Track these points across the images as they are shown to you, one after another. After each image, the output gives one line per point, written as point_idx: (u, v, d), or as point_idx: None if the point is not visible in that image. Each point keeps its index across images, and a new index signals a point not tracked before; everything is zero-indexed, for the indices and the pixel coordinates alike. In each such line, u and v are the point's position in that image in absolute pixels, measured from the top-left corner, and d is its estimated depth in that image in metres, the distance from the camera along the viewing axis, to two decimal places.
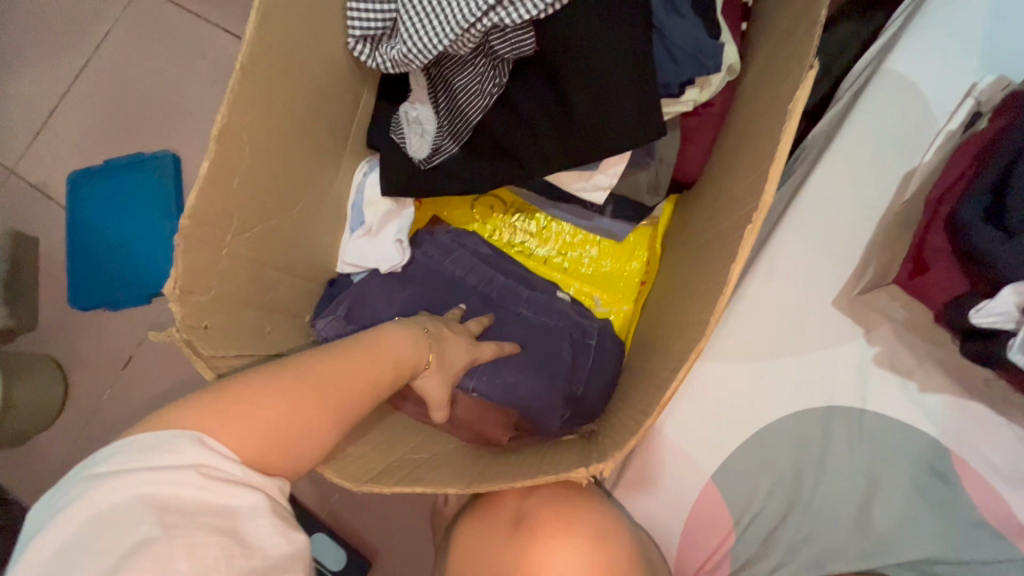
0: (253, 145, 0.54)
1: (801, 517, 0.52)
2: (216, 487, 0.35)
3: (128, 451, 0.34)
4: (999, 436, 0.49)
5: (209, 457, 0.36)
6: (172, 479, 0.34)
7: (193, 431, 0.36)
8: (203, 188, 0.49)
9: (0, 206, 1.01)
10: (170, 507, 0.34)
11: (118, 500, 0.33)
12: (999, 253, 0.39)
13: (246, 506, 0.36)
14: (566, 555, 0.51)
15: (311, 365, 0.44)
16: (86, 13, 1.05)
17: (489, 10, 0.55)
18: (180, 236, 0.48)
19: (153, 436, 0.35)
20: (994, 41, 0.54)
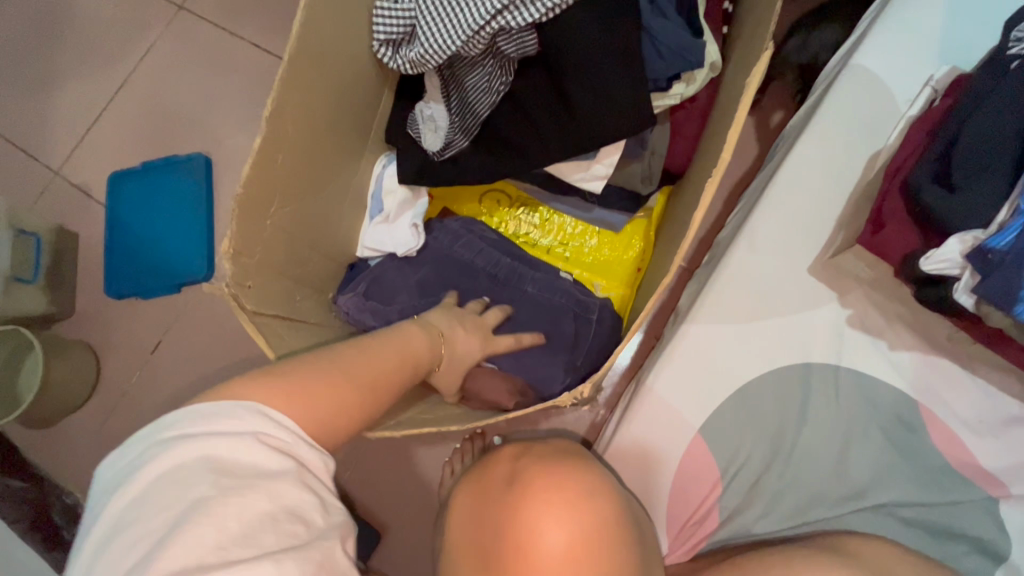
0: (295, 130, 0.61)
1: (784, 466, 0.56)
2: (267, 454, 0.39)
3: (196, 419, 0.39)
4: (964, 390, 0.54)
5: (264, 425, 0.40)
6: (232, 443, 0.38)
7: (246, 401, 0.40)
8: (255, 163, 0.55)
9: (45, 204, 1.10)
10: (228, 470, 0.37)
11: (184, 460, 0.37)
12: (945, 207, 0.44)
13: (294, 475, 0.39)
14: (553, 512, 0.51)
15: (336, 362, 0.48)
16: (131, 32, 1.15)
17: (497, 14, 0.63)
18: (234, 204, 0.54)
19: (216, 406, 0.40)
20: (948, 37, 0.61)
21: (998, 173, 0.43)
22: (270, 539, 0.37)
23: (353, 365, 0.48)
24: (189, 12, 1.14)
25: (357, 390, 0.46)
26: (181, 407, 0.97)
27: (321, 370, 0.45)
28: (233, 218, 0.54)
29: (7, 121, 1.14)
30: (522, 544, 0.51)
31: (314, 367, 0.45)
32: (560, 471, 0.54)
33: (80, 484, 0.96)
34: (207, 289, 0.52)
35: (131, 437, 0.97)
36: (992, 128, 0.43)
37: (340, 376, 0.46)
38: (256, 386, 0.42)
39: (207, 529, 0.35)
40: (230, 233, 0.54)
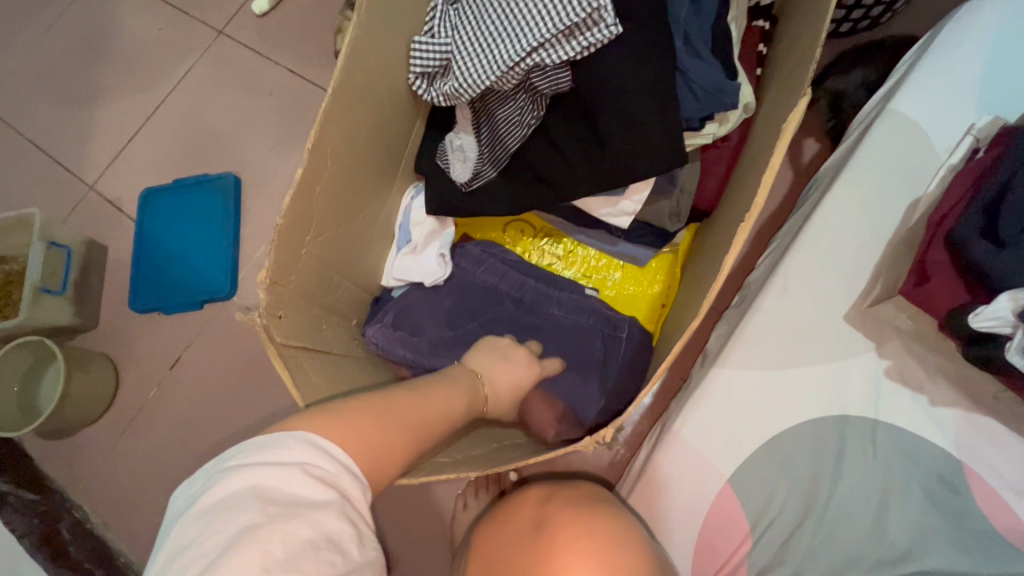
0: (333, 160, 0.62)
1: (817, 524, 0.53)
2: (313, 481, 0.38)
3: (250, 450, 0.39)
4: (1012, 452, 0.51)
5: (312, 453, 0.40)
6: (283, 471, 0.38)
7: (295, 432, 0.41)
8: (297, 192, 0.56)
9: (78, 217, 1.12)
10: (275, 497, 0.37)
11: (231, 488, 0.37)
12: (995, 264, 0.43)
13: (336, 507, 0.38)
14: (578, 560, 0.49)
15: (393, 399, 0.49)
16: (172, 55, 1.19)
17: (533, 51, 0.64)
18: (274, 234, 0.55)
19: (266, 439, 0.40)
20: (992, 85, 0.60)
21: None
22: (310, 568, 0.35)
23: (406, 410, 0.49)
24: (228, 37, 1.18)
25: (409, 437, 0.47)
26: (197, 423, 0.97)
27: (374, 413, 0.46)
28: (271, 248, 0.55)
29: (48, 136, 1.18)
30: None
31: (365, 406, 0.46)
32: (588, 520, 0.52)
33: (92, 496, 0.95)
34: (241, 318, 0.52)
35: (146, 452, 0.96)
36: None
37: (391, 420, 0.46)
38: (319, 423, 0.43)
39: (251, 556, 0.34)
40: (269, 262, 0.55)
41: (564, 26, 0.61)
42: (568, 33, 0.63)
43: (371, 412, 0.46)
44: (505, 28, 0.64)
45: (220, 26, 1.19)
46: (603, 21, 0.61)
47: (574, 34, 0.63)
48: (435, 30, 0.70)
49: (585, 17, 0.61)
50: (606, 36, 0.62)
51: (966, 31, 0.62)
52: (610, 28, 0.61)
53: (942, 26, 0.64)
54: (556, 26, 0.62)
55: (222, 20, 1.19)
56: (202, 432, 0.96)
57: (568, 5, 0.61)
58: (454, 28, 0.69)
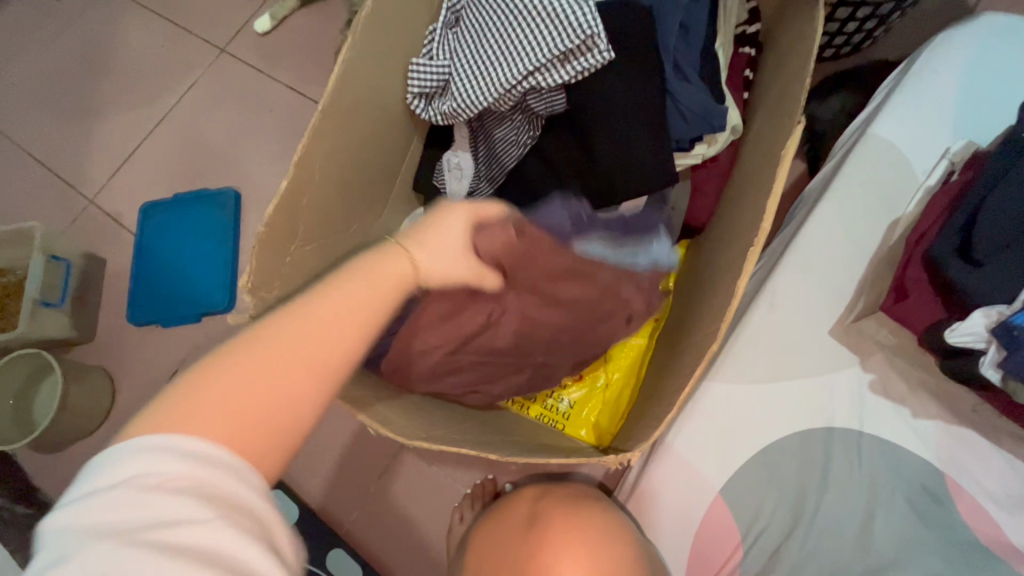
0: (321, 172, 0.63)
1: (806, 534, 0.54)
2: (163, 495, 0.31)
3: (88, 477, 0.33)
4: (989, 461, 0.53)
5: (151, 461, 0.32)
6: (117, 496, 0.31)
7: (132, 440, 0.33)
8: (280, 202, 0.57)
9: (76, 230, 1.13)
10: (114, 528, 0.30)
11: (67, 528, 0.31)
12: (969, 282, 0.45)
13: (199, 511, 0.31)
14: (571, 553, 0.51)
15: (278, 326, 0.38)
16: (173, 72, 1.22)
17: (529, 74, 0.66)
18: (256, 240, 0.55)
19: (114, 451, 0.33)
20: (965, 111, 0.63)
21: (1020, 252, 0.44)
22: None
23: (321, 308, 0.40)
24: (230, 55, 1.20)
25: (300, 369, 0.37)
26: None
27: (263, 366, 0.36)
28: (252, 255, 0.55)
29: (48, 151, 1.19)
30: None
31: (259, 349, 0.37)
32: (579, 520, 0.54)
33: None
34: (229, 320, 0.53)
35: None
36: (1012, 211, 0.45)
37: (272, 355, 0.37)
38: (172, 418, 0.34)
39: None
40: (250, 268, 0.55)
41: (558, 51, 0.64)
42: (563, 58, 0.65)
43: (246, 350, 0.37)
44: (502, 53, 0.67)
45: (222, 44, 1.21)
46: (595, 46, 0.64)
47: (569, 59, 0.65)
48: (432, 52, 0.73)
49: (579, 43, 0.63)
50: (598, 61, 0.64)
51: (941, 59, 0.65)
52: (601, 53, 0.64)
53: (919, 53, 0.67)
54: (551, 51, 0.64)
55: (224, 38, 1.22)
56: None
57: (563, 32, 0.63)
58: (452, 52, 0.71)
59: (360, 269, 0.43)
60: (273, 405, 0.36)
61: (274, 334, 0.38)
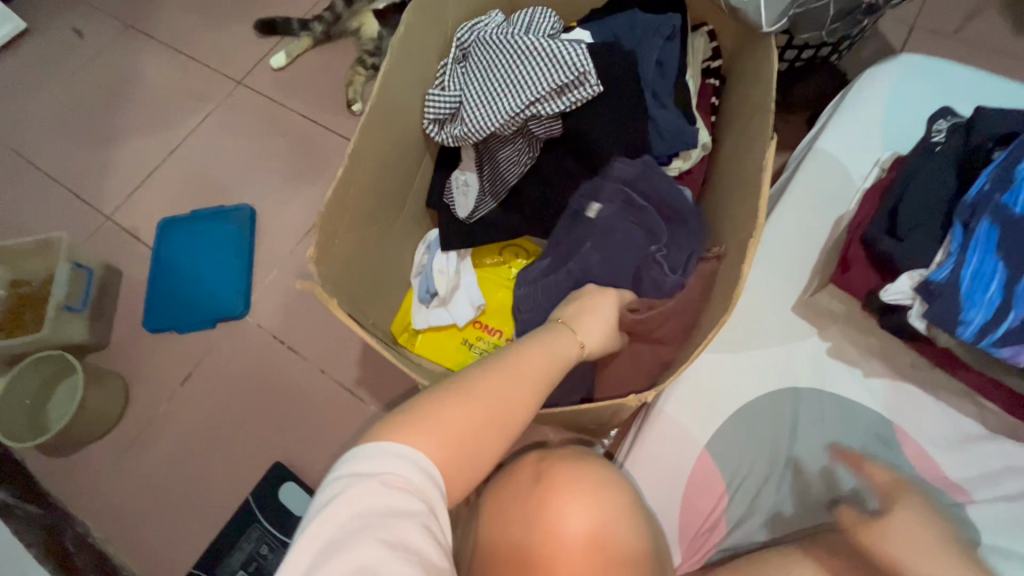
0: (364, 170, 0.73)
1: (780, 479, 0.63)
2: (402, 495, 0.44)
3: (357, 458, 0.45)
4: (928, 410, 0.63)
5: (404, 465, 0.45)
6: (376, 479, 0.44)
7: (387, 441, 0.46)
8: (336, 190, 0.67)
9: (93, 244, 1.19)
10: (367, 508, 0.42)
11: (341, 494, 0.43)
12: (897, 252, 0.56)
13: (422, 517, 0.44)
14: (577, 497, 0.58)
15: (483, 384, 0.52)
16: (192, 101, 1.31)
17: (531, 104, 0.78)
18: (314, 222, 0.64)
19: (373, 448, 0.46)
20: (892, 129, 0.77)
21: (930, 229, 0.56)
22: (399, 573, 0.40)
23: (510, 372, 0.53)
24: (246, 87, 1.31)
25: (500, 417, 0.51)
26: (206, 437, 1.01)
27: (473, 410, 0.50)
28: (311, 236, 0.64)
29: (68, 172, 1.26)
30: (551, 530, 0.57)
31: (469, 392, 0.50)
32: (580, 472, 0.61)
33: (98, 511, 0.98)
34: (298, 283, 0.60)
35: (153, 466, 1.00)
36: (918, 204, 0.58)
37: (484, 403, 0.50)
38: (419, 432, 0.47)
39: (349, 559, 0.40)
40: (310, 245, 0.64)
41: (555, 85, 0.76)
42: (559, 91, 0.77)
43: (465, 395, 0.50)
44: (509, 85, 0.78)
45: (239, 77, 1.32)
46: (586, 83, 0.76)
47: (564, 92, 0.77)
48: (445, 83, 0.84)
49: (573, 79, 0.76)
50: (588, 94, 0.77)
51: (870, 89, 0.79)
52: (591, 88, 0.76)
53: (852, 84, 0.81)
54: (549, 86, 0.76)
55: (241, 72, 1.32)
56: (211, 445, 1.00)
57: (559, 70, 0.76)
58: (462, 84, 0.82)
59: (534, 349, 0.58)
60: (473, 444, 0.49)
61: (483, 387, 0.51)
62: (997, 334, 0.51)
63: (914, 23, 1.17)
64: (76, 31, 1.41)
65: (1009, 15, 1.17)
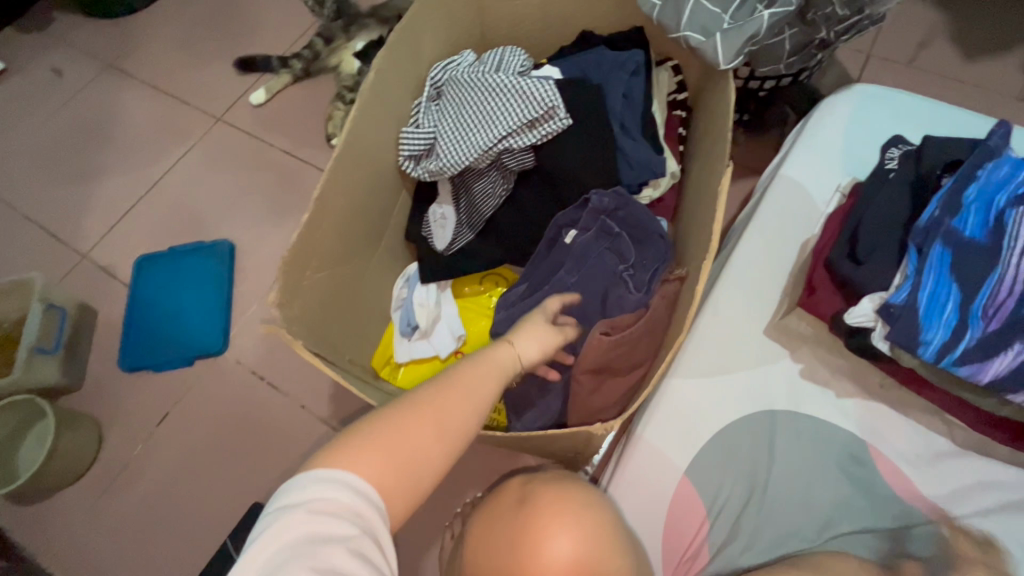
0: (335, 209, 0.74)
1: (760, 503, 0.63)
2: (334, 519, 0.43)
3: (287, 491, 0.45)
4: (900, 429, 0.64)
5: (332, 491, 0.44)
6: (302, 509, 0.43)
7: (318, 470, 0.46)
8: (304, 231, 0.67)
9: (68, 283, 1.17)
10: (294, 538, 0.42)
11: (270, 526, 0.43)
12: (858, 276, 0.59)
13: (358, 538, 0.43)
14: (558, 527, 0.58)
15: (425, 394, 0.51)
16: (171, 138, 1.32)
17: (503, 137, 0.81)
18: (282, 264, 0.64)
19: (304, 478, 0.45)
20: (851, 155, 0.80)
21: (887, 253, 0.59)
22: None
23: (453, 395, 0.52)
24: (226, 122, 1.32)
25: (438, 426, 0.50)
26: (183, 478, 0.99)
27: (411, 421, 0.49)
28: (278, 276, 0.65)
29: (44, 211, 1.25)
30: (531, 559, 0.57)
31: (415, 405, 0.50)
32: (561, 500, 0.60)
33: (70, 560, 0.95)
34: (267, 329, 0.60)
35: (128, 510, 0.97)
36: (876, 229, 0.60)
37: (421, 413, 0.50)
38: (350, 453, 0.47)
39: None
40: (278, 288, 0.64)
41: (526, 119, 0.80)
42: (530, 125, 0.81)
43: (400, 407, 0.50)
44: (482, 120, 0.82)
45: (218, 113, 1.33)
46: (555, 116, 0.80)
47: (535, 126, 0.81)
48: (419, 121, 0.86)
49: (542, 114, 0.80)
50: (558, 127, 0.80)
51: (829, 117, 0.82)
52: (561, 121, 0.80)
53: (812, 113, 0.85)
54: (520, 119, 0.80)
55: (221, 108, 1.34)
56: (188, 486, 0.98)
57: (529, 105, 0.80)
58: (436, 121, 0.85)
59: (474, 362, 0.56)
60: (419, 458, 0.48)
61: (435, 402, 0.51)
62: (955, 353, 0.53)
63: (869, 52, 1.24)
64: (56, 70, 1.42)
65: (957, 44, 1.24)
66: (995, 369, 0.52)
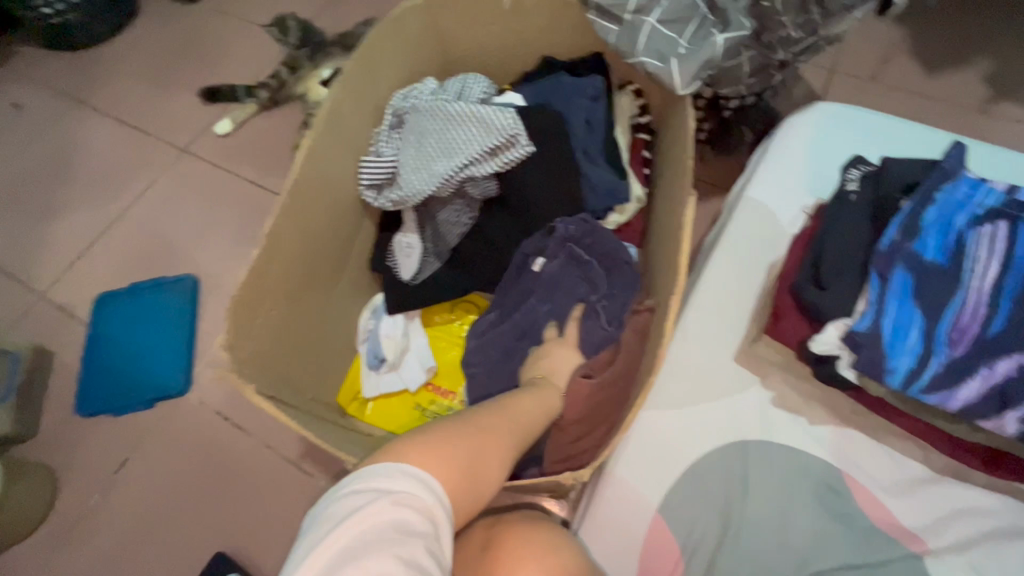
0: (288, 245, 0.72)
1: (735, 540, 0.61)
2: (415, 513, 0.43)
3: (363, 477, 0.45)
4: (875, 456, 0.63)
5: (411, 484, 0.44)
6: (380, 497, 0.43)
7: (401, 461, 0.46)
8: (252, 271, 0.66)
9: (25, 325, 1.13)
10: (370, 524, 0.41)
11: (349, 506, 0.42)
12: (822, 302, 0.57)
13: (432, 539, 0.42)
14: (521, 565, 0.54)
15: (485, 418, 0.55)
16: (134, 171, 1.29)
17: (465, 166, 0.79)
18: (229, 306, 0.62)
19: (388, 468, 0.45)
20: (815, 174, 0.79)
21: (851, 278, 0.58)
22: None
23: (515, 417, 0.57)
24: (191, 153, 1.30)
25: (501, 447, 0.52)
26: (143, 528, 0.94)
27: (477, 437, 0.51)
28: (226, 319, 0.63)
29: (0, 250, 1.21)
30: None
31: (474, 423, 0.53)
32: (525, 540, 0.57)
33: None
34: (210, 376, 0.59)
35: (84, 565, 0.92)
36: (839, 253, 0.59)
37: (484, 432, 0.53)
38: (426, 452, 0.47)
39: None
40: (225, 331, 0.62)
41: (487, 147, 0.78)
42: (491, 153, 0.79)
43: (469, 425, 0.53)
44: (442, 150, 0.80)
45: (184, 144, 1.31)
46: (517, 143, 0.78)
47: (497, 154, 0.79)
48: (380, 150, 0.85)
49: (504, 141, 0.78)
50: (520, 154, 0.78)
51: (793, 136, 0.82)
52: (523, 148, 0.78)
53: (776, 132, 0.84)
54: (481, 147, 0.78)
55: (186, 139, 1.31)
56: (148, 537, 0.93)
57: (490, 133, 0.78)
58: (398, 150, 0.84)
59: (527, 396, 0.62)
60: (482, 475, 0.49)
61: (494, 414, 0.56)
62: (922, 380, 0.52)
63: (833, 68, 1.25)
64: (16, 105, 1.39)
65: (917, 57, 1.26)
66: (963, 396, 0.51)
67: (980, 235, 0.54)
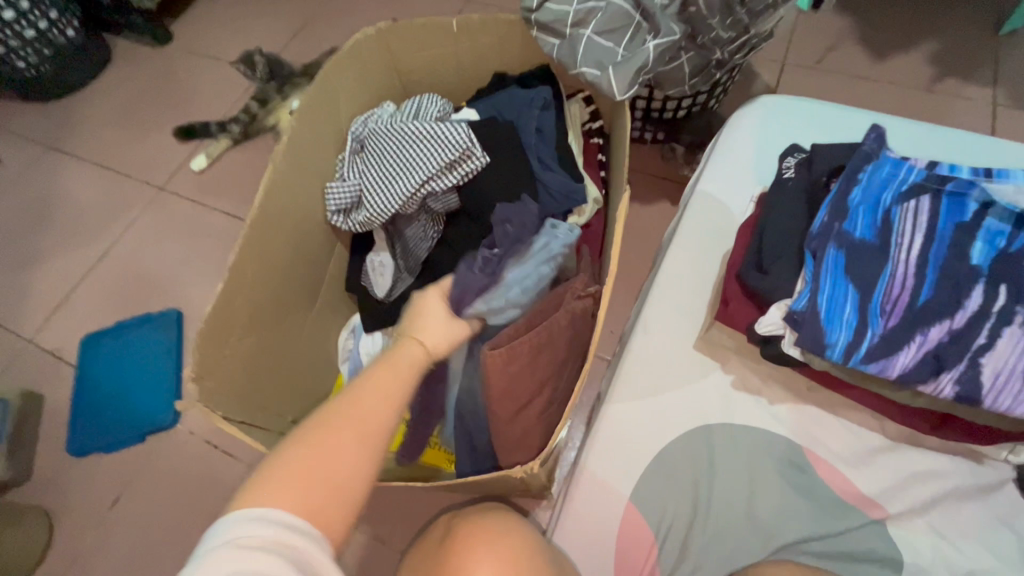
0: (255, 274, 0.75)
1: (705, 522, 0.63)
2: (267, 552, 0.39)
3: (206, 540, 0.41)
4: (834, 429, 0.65)
5: (260, 525, 0.41)
6: (223, 550, 0.39)
7: (248, 508, 0.42)
8: (218, 301, 0.69)
9: (13, 371, 1.15)
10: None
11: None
12: (763, 285, 0.60)
13: (288, 567, 0.39)
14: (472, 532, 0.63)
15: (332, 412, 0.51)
16: (114, 212, 1.32)
17: (424, 182, 0.82)
18: (196, 336, 0.65)
19: (227, 520, 0.42)
20: (762, 164, 0.82)
21: (789, 260, 0.60)
22: None
23: (360, 398, 0.52)
24: (169, 191, 1.33)
25: (354, 437, 0.49)
26: (139, 561, 0.95)
27: (323, 442, 0.48)
28: (195, 349, 0.65)
29: None
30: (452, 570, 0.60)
31: (320, 425, 0.49)
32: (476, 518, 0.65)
33: None
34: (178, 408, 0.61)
35: None
36: (778, 238, 0.62)
37: (328, 429, 0.49)
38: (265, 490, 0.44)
39: None
40: (193, 361, 0.65)
41: (443, 162, 0.81)
42: (448, 167, 0.82)
43: (311, 429, 0.49)
44: (401, 169, 0.83)
45: (161, 183, 1.34)
46: (472, 156, 0.82)
47: (453, 167, 0.82)
48: (345, 176, 0.89)
49: (459, 155, 0.81)
50: (476, 166, 0.82)
51: (738, 130, 0.85)
52: (478, 160, 0.82)
53: (723, 127, 0.88)
54: (437, 162, 0.81)
55: (163, 177, 1.35)
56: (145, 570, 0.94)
57: (444, 147, 0.81)
58: (361, 173, 0.87)
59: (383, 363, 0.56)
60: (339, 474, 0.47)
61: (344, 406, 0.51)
62: (861, 351, 0.54)
63: (784, 61, 1.30)
64: None
65: (864, 44, 1.30)
66: (900, 363, 0.54)
67: (904, 211, 0.57)
